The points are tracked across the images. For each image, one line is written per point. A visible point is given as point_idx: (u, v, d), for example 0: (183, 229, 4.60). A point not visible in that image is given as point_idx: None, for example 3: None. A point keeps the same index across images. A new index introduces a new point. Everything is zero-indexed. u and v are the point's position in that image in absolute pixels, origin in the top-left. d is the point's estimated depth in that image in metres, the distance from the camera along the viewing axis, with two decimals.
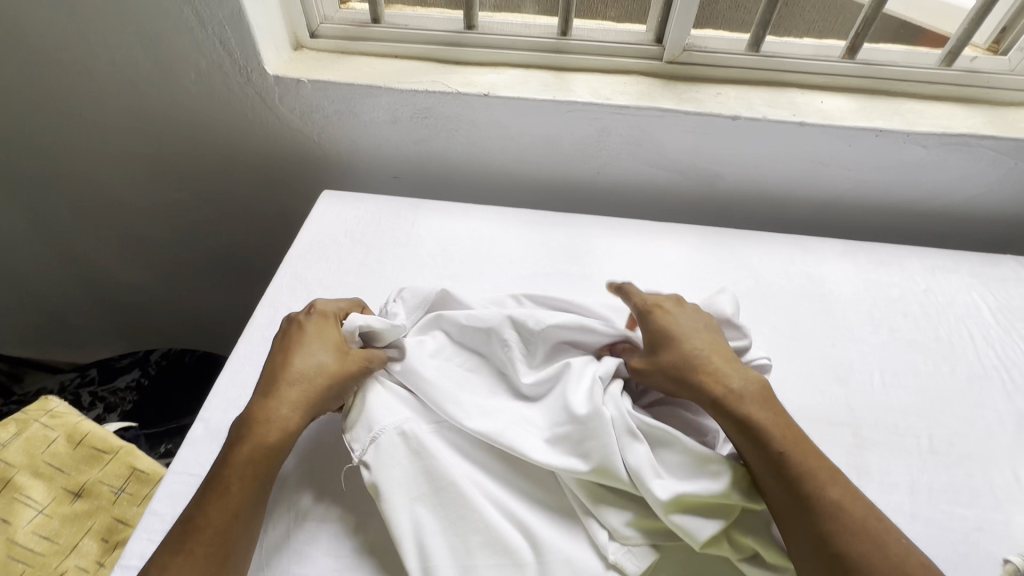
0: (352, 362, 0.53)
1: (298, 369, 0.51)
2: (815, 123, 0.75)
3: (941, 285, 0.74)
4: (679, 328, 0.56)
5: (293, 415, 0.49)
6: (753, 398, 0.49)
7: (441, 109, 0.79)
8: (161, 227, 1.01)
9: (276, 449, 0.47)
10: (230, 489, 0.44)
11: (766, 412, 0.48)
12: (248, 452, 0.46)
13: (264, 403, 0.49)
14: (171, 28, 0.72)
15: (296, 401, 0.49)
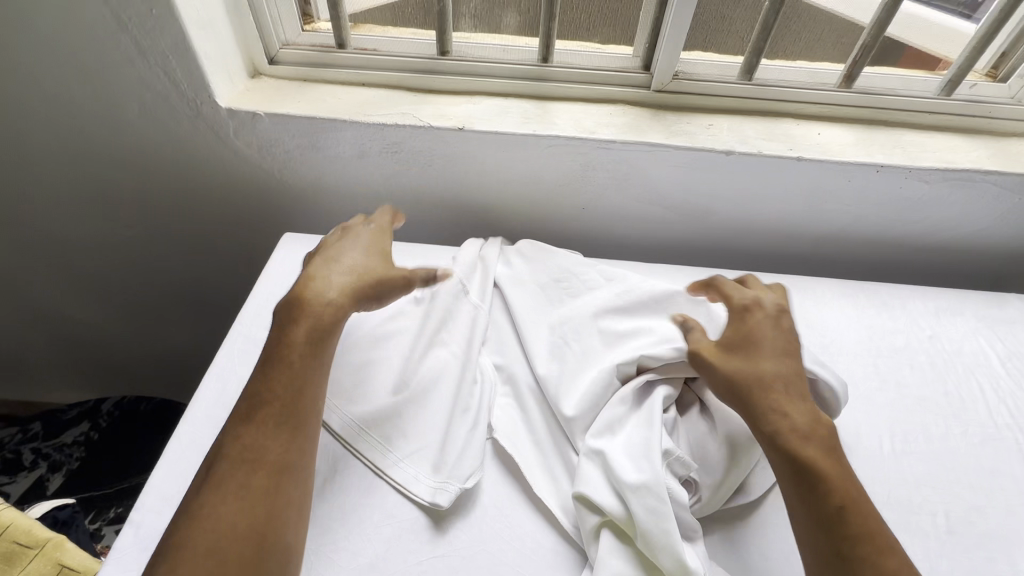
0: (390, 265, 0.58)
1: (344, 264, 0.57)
2: (813, 158, 0.70)
3: (947, 330, 0.70)
4: (764, 335, 0.53)
5: (336, 302, 0.54)
6: (813, 435, 0.47)
7: (413, 144, 0.72)
8: (112, 265, 0.93)
9: (316, 334, 0.52)
10: (254, 420, 0.47)
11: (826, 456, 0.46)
12: (301, 332, 0.51)
13: (310, 289, 0.55)
14: (108, 58, 0.65)
15: (341, 288, 0.55)
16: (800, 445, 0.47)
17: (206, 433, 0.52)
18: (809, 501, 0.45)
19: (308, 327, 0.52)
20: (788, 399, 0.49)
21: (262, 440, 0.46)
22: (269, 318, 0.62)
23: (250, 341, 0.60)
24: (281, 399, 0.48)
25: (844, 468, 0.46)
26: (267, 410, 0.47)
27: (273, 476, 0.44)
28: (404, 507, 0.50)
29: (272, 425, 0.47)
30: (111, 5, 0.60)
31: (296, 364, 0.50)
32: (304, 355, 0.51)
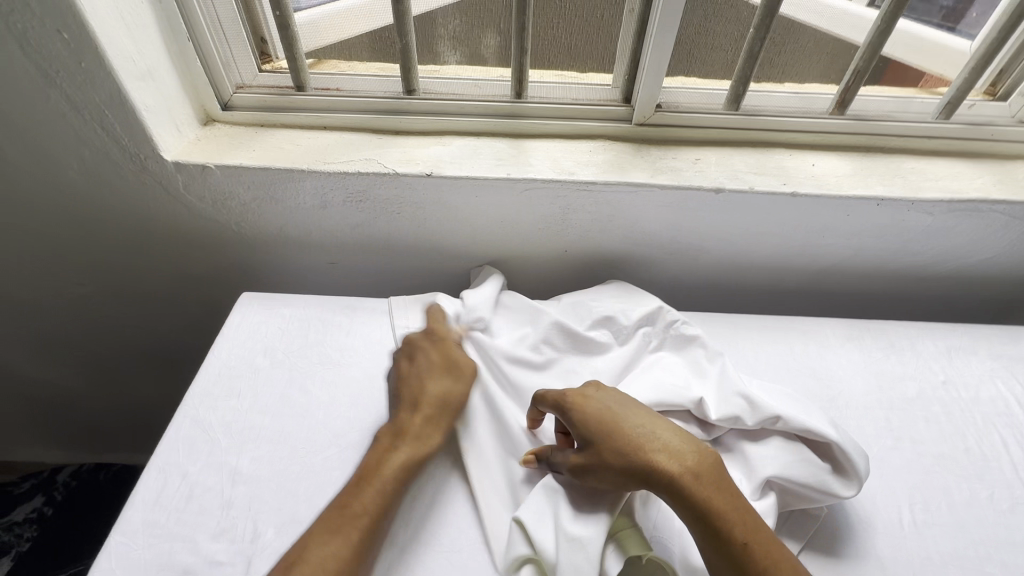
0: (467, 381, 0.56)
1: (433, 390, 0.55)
2: (809, 194, 0.65)
3: (962, 373, 0.64)
4: (611, 410, 0.49)
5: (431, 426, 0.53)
6: (697, 476, 0.43)
7: (378, 192, 0.67)
8: (65, 325, 0.87)
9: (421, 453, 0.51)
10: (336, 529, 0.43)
11: (723, 498, 0.43)
12: (394, 454, 0.49)
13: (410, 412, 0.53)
14: (39, 116, 0.59)
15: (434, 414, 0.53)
16: (695, 492, 0.43)
17: (142, 544, 0.45)
18: (721, 551, 0.41)
19: (406, 449, 0.50)
20: (664, 452, 0.45)
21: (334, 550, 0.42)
22: (220, 396, 0.56)
23: (198, 425, 0.54)
24: (369, 509, 0.45)
25: (737, 499, 0.43)
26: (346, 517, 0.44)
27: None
28: None
29: (355, 534, 0.43)
30: (35, 59, 0.55)
31: (387, 485, 0.47)
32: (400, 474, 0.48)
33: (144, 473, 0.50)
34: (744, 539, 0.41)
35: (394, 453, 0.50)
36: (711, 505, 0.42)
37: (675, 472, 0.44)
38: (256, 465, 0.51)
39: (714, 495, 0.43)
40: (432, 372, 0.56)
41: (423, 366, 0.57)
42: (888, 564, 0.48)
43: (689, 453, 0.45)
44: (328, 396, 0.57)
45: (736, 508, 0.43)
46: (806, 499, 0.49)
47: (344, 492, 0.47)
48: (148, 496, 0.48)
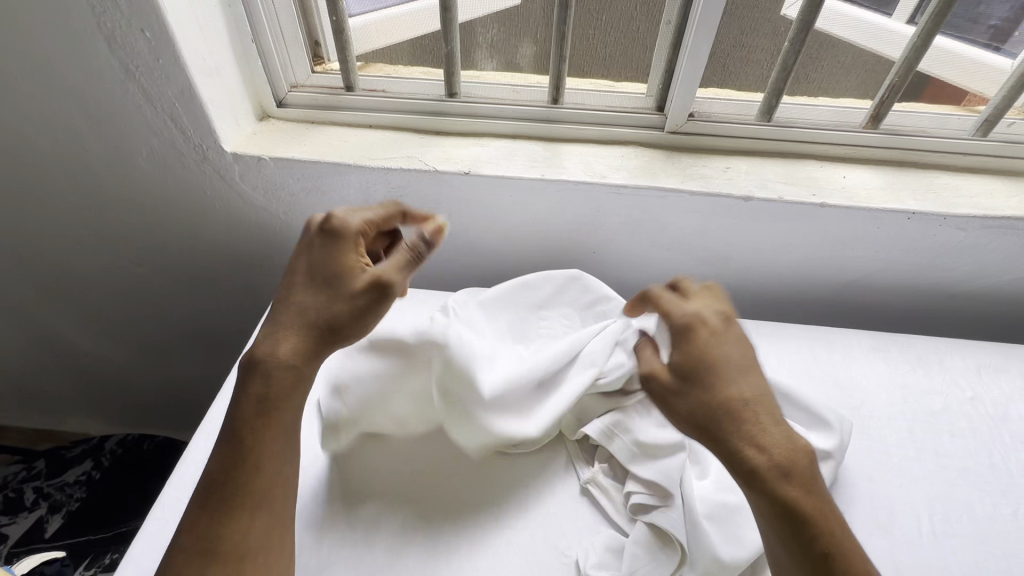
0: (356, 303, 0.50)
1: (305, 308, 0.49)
2: (838, 205, 0.66)
3: (992, 392, 0.64)
4: (721, 358, 0.48)
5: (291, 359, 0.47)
6: (794, 465, 0.43)
7: (418, 188, 0.71)
8: (120, 302, 0.93)
9: (274, 395, 0.46)
10: (212, 499, 0.43)
11: (807, 493, 0.42)
12: (250, 408, 0.45)
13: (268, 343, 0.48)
14: (116, 106, 0.65)
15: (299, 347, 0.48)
16: (782, 484, 0.42)
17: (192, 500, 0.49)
18: (797, 549, 0.42)
19: (265, 383, 0.46)
20: (756, 431, 0.44)
21: (210, 522, 0.42)
22: None
23: None
24: (235, 473, 0.44)
25: (824, 493, 0.43)
26: (227, 491, 0.43)
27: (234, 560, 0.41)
28: None
29: (226, 497, 0.43)
30: (119, 55, 0.60)
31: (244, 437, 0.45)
32: (259, 423, 0.45)
33: (195, 436, 0.54)
34: (822, 539, 0.41)
35: (258, 388, 0.46)
36: (797, 500, 0.42)
37: (765, 460, 0.43)
38: None
39: (798, 489, 0.42)
40: (300, 287, 0.50)
41: (294, 281, 0.51)
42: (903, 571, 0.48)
43: (785, 438, 0.44)
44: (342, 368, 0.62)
45: (816, 504, 0.42)
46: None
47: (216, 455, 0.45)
48: (198, 458, 0.52)
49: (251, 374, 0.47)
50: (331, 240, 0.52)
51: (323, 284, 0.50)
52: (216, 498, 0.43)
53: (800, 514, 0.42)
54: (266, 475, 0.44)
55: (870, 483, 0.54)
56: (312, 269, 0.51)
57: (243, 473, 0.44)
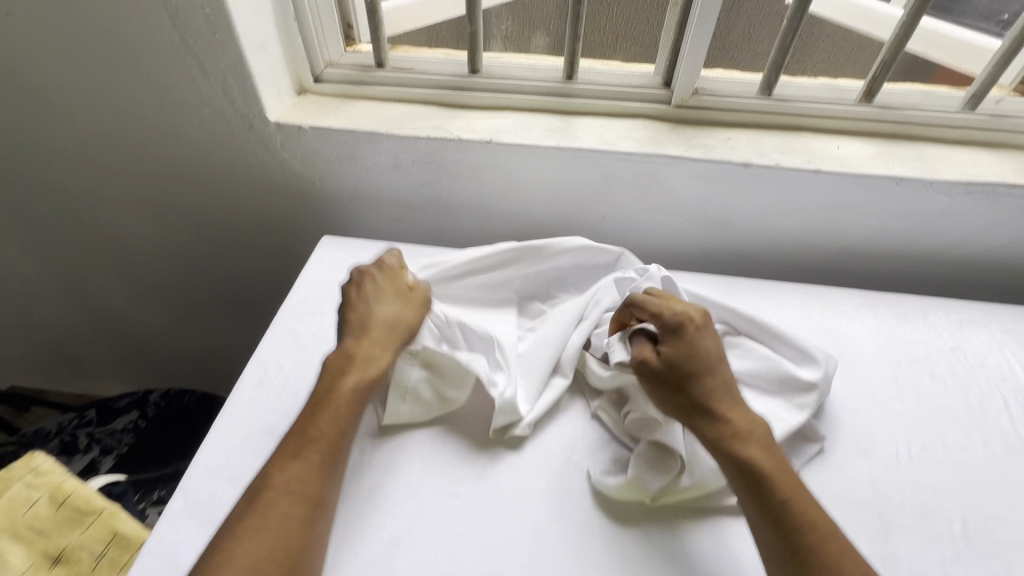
0: (416, 312, 0.60)
1: (378, 318, 0.58)
2: (832, 170, 0.72)
3: (971, 344, 0.69)
4: (705, 354, 0.54)
5: (384, 355, 0.56)
6: (761, 436, 0.51)
7: (443, 155, 0.77)
8: (162, 267, 1.00)
9: (374, 382, 0.55)
10: (306, 456, 0.48)
11: (765, 456, 0.49)
12: (353, 382, 0.53)
13: (356, 343, 0.57)
14: (175, 77, 0.72)
15: (385, 343, 0.57)
16: (742, 446, 0.49)
17: (250, 415, 0.56)
18: (755, 501, 0.47)
19: (362, 378, 0.54)
20: (726, 406, 0.52)
21: (303, 475, 0.47)
22: (307, 312, 0.67)
23: (289, 334, 0.64)
24: (331, 437, 0.50)
25: (782, 461, 0.49)
26: (323, 450, 0.49)
27: (310, 506, 0.46)
28: (426, 487, 0.53)
29: (318, 455, 0.48)
30: (181, 31, 0.68)
31: (340, 401, 0.52)
32: (348, 403, 0.52)
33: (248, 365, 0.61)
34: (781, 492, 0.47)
35: (356, 380, 0.54)
36: (759, 462, 0.48)
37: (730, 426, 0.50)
38: None
39: (756, 453, 0.49)
40: (389, 305, 0.60)
41: (377, 300, 0.60)
42: (881, 487, 0.53)
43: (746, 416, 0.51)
44: None
45: (775, 466, 0.49)
46: (792, 405, 0.57)
47: (299, 423, 0.51)
48: (252, 382, 0.59)
49: (343, 366, 0.55)
50: (385, 275, 0.63)
51: (408, 304, 0.61)
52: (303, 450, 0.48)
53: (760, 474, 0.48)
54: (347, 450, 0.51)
55: (854, 416, 0.59)
56: (381, 277, 0.63)
57: (338, 439, 0.50)
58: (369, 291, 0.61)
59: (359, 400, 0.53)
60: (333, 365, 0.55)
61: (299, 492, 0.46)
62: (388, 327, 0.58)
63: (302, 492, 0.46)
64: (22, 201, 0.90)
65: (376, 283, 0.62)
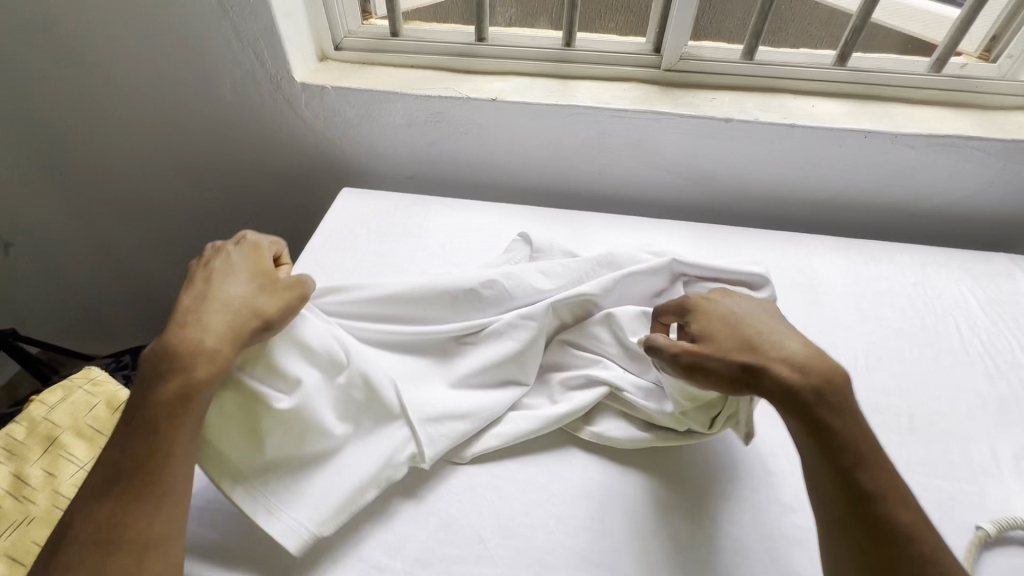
0: (276, 298, 0.51)
1: (222, 304, 0.49)
2: (805, 125, 0.79)
3: (931, 279, 0.76)
4: (738, 321, 0.51)
5: (222, 348, 0.46)
6: (838, 395, 0.44)
7: (453, 114, 0.85)
8: (191, 226, 1.08)
9: (203, 386, 0.45)
10: (117, 494, 0.41)
11: (836, 416, 0.44)
12: (174, 390, 0.44)
13: (185, 332, 0.46)
14: (211, 41, 0.80)
15: (222, 335, 0.47)
16: (812, 408, 0.44)
17: None
18: (828, 467, 0.43)
19: (181, 386, 0.44)
20: (791, 361, 0.46)
21: (111, 517, 0.40)
22: (332, 249, 0.76)
23: (316, 266, 0.73)
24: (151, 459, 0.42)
25: (855, 419, 0.44)
26: (132, 484, 0.41)
27: (132, 550, 0.39)
28: None
29: (133, 491, 0.41)
30: None
31: (160, 419, 0.43)
32: (169, 414, 0.43)
33: None
34: (851, 455, 0.43)
35: (173, 390, 0.44)
36: (829, 425, 0.44)
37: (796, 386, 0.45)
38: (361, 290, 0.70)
39: (827, 414, 0.44)
40: (236, 288, 0.50)
41: (222, 283, 0.51)
42: None
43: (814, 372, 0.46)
44: (391, 253, 0.76)
45: (849, 426, 0.44)
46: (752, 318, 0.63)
47: (117, 444, 0.43)
48: None
49: (162, 370, 0.45)
50: (233, 259, 0.53)
51: (263, 291, 0.51)
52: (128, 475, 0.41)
53: (831, 438, 0.43)
54: (178, 469, 0.43)
55: (818, 335, 0.67)
56: (238, 262, 0.53)
57: (157, 466, 0.42)
58: (219, 271, 0.52)
59: (187, 409, 0.44)
60: (150, 371, 0.45)
61: (110, 538, 0.40)
62: (230, 318, 0.48)
63: (125, 525, 0.40)
64: (65, 163, 0.98)
65: (232, 262, 0.53)
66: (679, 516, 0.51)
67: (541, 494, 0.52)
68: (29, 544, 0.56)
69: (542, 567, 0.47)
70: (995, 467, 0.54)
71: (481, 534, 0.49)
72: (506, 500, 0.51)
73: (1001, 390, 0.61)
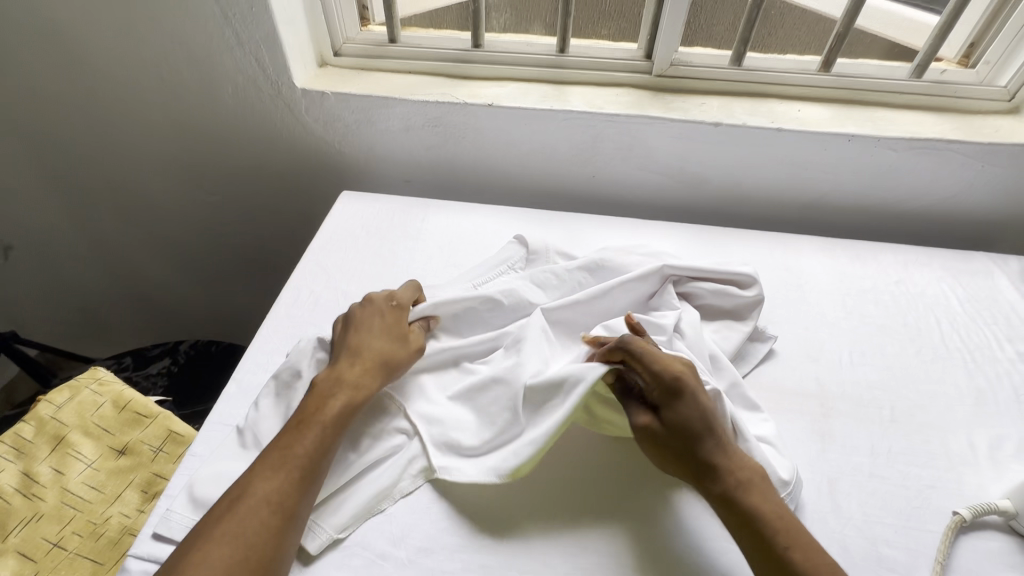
0: (410, 346, 0.58)
1: (368, 346, 0.56)
2: (791, 129, 0.82)
3: (913, 277, 0.79)
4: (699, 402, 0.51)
5: (371, 383, 0.54)
6: (758, 482, 0.48)
7: (450, 118, 0.87)
8: (191, 230, 1.09)
9: (355, 409, 0.52)
10: (285, 467, 0.47)
11: (765, 502, 0.47)
12: (337, 407, 0.51)
13: (342, 366, 0.54)
14: (213, 47, 0.82)
15: (372, 371, 0.54)
16: (744, 496, 0.47)
17: (286, 326, 0.67)
18: (758, 548, 0.45)
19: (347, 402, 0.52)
20: (727, 453, 0.49)
21: (280, 487, 0.45)
22: (333, 250, 0.78)
23: (317, 268, 0.75)
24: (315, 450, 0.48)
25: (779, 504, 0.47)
26: (302, 465, 0.47)
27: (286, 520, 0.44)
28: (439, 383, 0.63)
29: (295, 471, 0.47)
30: (220, 5, 0.77)
31: (317, 425, 0.50)
32: (332, 423, 0.50)
33: (284, 291, 0.71)
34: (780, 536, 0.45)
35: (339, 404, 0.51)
36: (759, 508, 0.46)
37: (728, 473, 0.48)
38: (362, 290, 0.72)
39: (755, 500, 0.47)
40: (379, 333, 0.58)
41: (372, 327, 0.58)
42: (823, 382, 0.63)
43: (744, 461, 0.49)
44: (391, 254, 0.78)
45: (776, 510, 0.46)
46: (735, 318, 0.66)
47: (282, 438, 0.49)
48: (287, 303, 0.70)
49: (326, 391, 0.52)
50: (371, 305, 0.61)
51: (399, 336, 0.58)
52: (281, 459, 0.47)
53: (760, 523, 0.46)
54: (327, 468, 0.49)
55: (805, 332, 0.69)
56: (378, 309, 0.60)
57: (316, 456, 0.48)
58: (364, 318, 0.59)
59: (341, 425, 0.51)
60: (314, 391, 0.52)
61: (275, 500, 0.45)
62: (374, 359, 0.55)
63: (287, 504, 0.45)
64: (67, 167, 1.00)
65: (369, 308, 0.60)
66: (677, 511, 0.52)
67: (538, 485, 0.54)
68: (38, 540, 0.58)
69: (539, 555, 0.49)
70: (971, 456, 0.57)
71: (481, 523, 0.51)
72: (505, 490, 0.53)
73: (979, 383, 0.64)
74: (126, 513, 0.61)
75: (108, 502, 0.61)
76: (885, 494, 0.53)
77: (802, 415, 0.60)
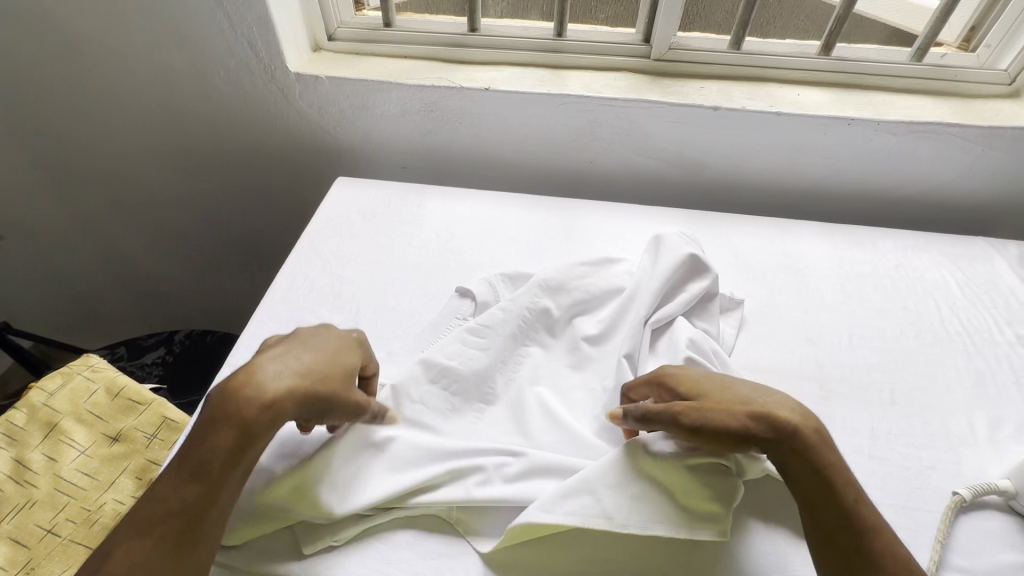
0: (335, 363, 0.47)
1: (283, 360, 0.45)
2: (791, 113, 0.81)
3: (912, 262, 0.78)
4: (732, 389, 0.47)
5: (274, 407, 0.43)
6: (825, 442, 0.44)
7: (446, 104, 0.86)
8: (185, 219, 1.08)
9: (250, 442, 0.42)
10: (150, 533, 0.39)
11: (833, 463, 0.43)
12: (224, 443, 0.41)
13: (241, 380, 0.43)
14: (203, 29, 0.80)
15: (279, 390, 0.43)
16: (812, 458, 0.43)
17: (281, 312, 0.66)
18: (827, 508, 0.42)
19: (237, 431, 0.41)
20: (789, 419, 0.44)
21: (143, 561, 0.38)
22: (328, 236, 0.77)
23: (312, 254, 0.74)
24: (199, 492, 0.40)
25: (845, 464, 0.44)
26: (168, 528, 0.39)
27: None
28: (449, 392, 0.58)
29: (164, 538, 0.39)
30: None
31: (195, 471, 0.41)
32: (214, 471, 0.41)
33: (278, 277, 0.71)
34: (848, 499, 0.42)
35: (230, 438, 0.41)
36: (828, 469, 0.43)
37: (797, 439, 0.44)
38: (358, 276, 0.71)
39: (826, 460, 0.43)
40: (313, 352, 0.47)
41: (293, 341, 0.48)
42: (822, 365, 0.63)
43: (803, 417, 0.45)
44: (387, 239, 0.77)
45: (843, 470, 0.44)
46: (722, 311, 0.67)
47: (156, 486, 0.41)
48: (282, 289, 0.69)
49: (215, 419, 0.42)
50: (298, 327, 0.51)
51: (325, 350, 0.48)
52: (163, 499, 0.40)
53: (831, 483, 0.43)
54: (206, 526, 0.41)
55: (804, 316, 0.69)
56: (307, 334, 0.50)
57: (191, 513, 0.40)
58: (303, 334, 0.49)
59: (227, 468, 0.41)
60: (201, 418, 0.42)
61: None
62: (294, 373, 0.44)
63: (170, 547, 0.39)
64: (58, 155, 0.98)
65: (320, 329, 0.51)
66: None
67: None
68: (32, 526, 0.57)
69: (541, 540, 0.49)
70: (971, 437, 0.57)
71: None
72: None
73: (978, 365, 0.64)
74: (121, 499, 0.60)
75: (103, 489, 0.60)
76: (885, 476, 0.53)
77: (802, 398, 0.59)
